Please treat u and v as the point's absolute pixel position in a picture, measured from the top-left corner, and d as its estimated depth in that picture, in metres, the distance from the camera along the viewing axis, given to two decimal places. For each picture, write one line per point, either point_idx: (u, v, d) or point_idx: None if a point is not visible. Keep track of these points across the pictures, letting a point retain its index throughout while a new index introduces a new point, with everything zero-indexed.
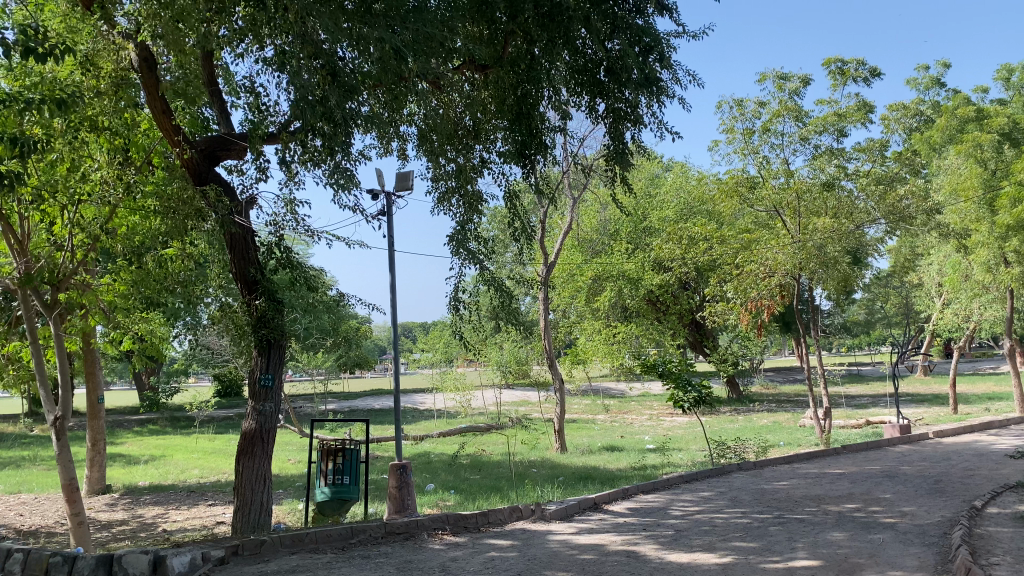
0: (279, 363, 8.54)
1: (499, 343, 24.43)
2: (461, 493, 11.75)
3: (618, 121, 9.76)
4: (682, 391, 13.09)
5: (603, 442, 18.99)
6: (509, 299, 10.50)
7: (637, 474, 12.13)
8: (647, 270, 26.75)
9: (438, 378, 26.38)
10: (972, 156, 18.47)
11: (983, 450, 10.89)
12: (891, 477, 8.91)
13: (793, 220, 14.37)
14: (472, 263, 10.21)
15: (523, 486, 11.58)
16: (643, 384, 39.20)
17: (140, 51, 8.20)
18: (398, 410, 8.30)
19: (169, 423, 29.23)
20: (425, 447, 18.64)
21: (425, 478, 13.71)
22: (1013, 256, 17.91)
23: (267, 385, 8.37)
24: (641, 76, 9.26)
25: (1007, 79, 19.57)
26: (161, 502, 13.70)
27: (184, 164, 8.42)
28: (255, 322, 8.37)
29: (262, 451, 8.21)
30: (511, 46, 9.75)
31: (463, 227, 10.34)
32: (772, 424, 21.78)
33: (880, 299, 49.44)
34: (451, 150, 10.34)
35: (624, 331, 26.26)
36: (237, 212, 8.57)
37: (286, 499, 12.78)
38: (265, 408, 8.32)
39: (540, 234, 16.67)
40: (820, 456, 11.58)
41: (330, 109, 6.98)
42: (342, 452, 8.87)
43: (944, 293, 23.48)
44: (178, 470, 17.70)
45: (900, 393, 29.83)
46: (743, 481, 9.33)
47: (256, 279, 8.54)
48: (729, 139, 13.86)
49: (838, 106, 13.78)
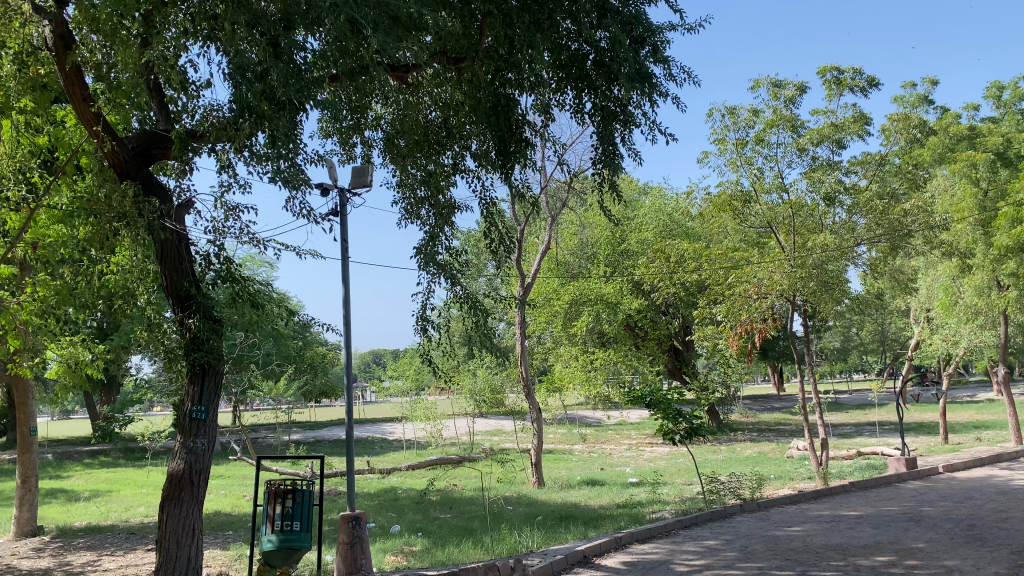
0: (214, 392, 7.32)
1: (473, 370, 23.21)
2: (430, 537, 10.53)
3: (608, 120, 8.78)
4: (673, 423, 11.96)
5: (583, 476, 17.79)
6: (484, 318, 9.44)
7: (625, 513, 10.99)
8: (626, 294, 25.67)
9: (408, 408, 25.05)
10: (966, 176, 17.58)
11: (1005, 488, 9.89)
12: (918, 521, 7.88)
13: (788, 238, 13.47)
14: (443, 278, 9.11)
15: (499, 528, 10.38)
16: (621, 413, 38.02)
17: (55, 27, 7.06)
18: (352, 441, 7.26)
19: (123, 455, 27.56)
20: (392, 482, 17.37)
21: (390, 519, 12.42)
22: (1008, 279, 17.20)
23: (199, 417, 7.16)
24: (635, 69, 8.30)
25: (998, 96, 18.89)
26: (95, 547, 12.28)
27: (108, 158, 7.24)
28: (187, 345, 7.19)
29: (191, 496, 6.99)
30: (487, 37, 8.74)
31: (432, 238, 9.32)
32: (757, 455, 20.80)
33: (855, 327, 48.96)
34: (421, 156, 9.59)
35: (602, 358, 25.11)
36: (169, 215, 7.40)
37: (234, 543, 11.46)
38: (196, 445, 7.10)
39: (519, 253, 15.57)
40: (826, 495, 10.54)
41: (274, 89, 5.99)
42: (292, 494, 7.61)
43: (933, 319, 22.68)
44: (121, 508, 16.20)
45: (885, 423, 28.92)
46: (749, 527, 8.24)
47: (190, 294, 7.36)
48: (719, 150, 12.99)
49: (835, 117, 12.97)
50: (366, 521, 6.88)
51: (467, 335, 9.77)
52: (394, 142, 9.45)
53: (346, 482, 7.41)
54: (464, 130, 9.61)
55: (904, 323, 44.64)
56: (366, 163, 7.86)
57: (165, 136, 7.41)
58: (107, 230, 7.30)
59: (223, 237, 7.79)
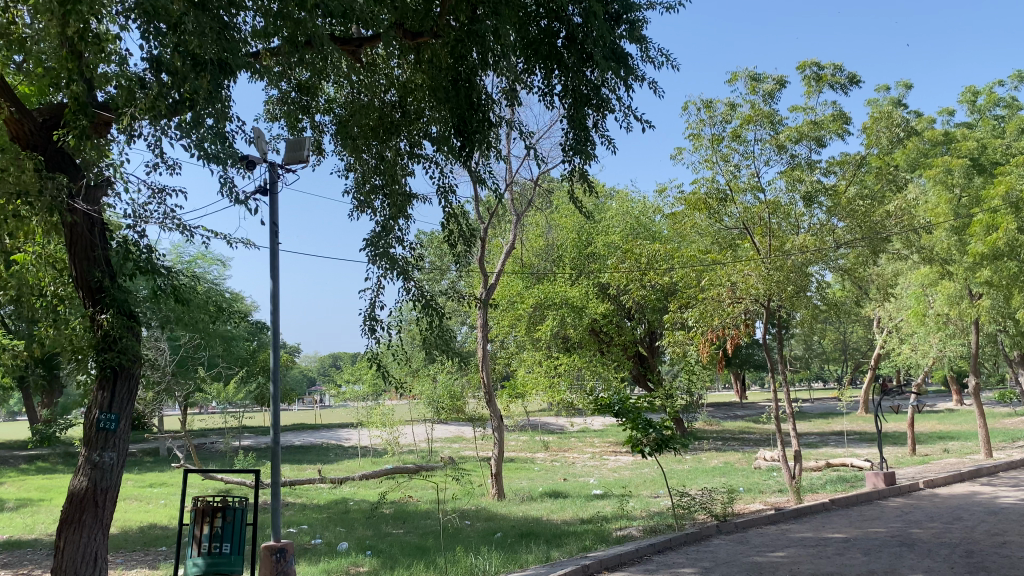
0: (127, 398, 6.46)
1: (432, 375, 22.25)
2: (380, 556, 9.68)
3: (579, 103, 8.08)
4: (643, 433, 11.11)
5: (544, 486, 17.03)
6: (441, 318, 8.67)
7: (590, 530, 10.28)
8: (592, 298, 24.99)
9: (364, 413, 24.09)
10: (942, 182, 16.99)
11: (993, 506, 9.33)
12: (911, 546, 7.21)
13: (763, 241, 12.89)
14: (394, 272, 8.35)
15: (454, 548, 9.53)
16: (584, 420, 37.51)
17: None
18: (280, 450, 6.55)
19: (63, 461, 26.19)
20: (343, 492, 16.48)
21: (338, 535, 11.54)
22: (981, 288, 16.81)
23: (109, 427, 6.27)
24: (609, 50, 7.63)
25: (973, 101, 18.50)
26: (10, 564, 11.19)
27: (12, 130, 6.38)
28: (97, 343, 6.35)
29: (94, 519, 6.11)
30: (447, 13, 7.96)
31: (384, 229, 8.51)
32: (723, 466, 20.28)
33: (818, 336, 49.03)
34: (374, 140, 8.77)
35: (566, 363, 24.36)
36: (78, 195, 6.50)
37: (163, 561, 10.45)
38: (102, 459, 6.22)
39: (482, 252, 14.67)
40: (807, 514, 9.88)
41: (189, 44, 5.28)
42: (222, 512, 6.73)
43: (901, 327, 22.35)
44: (49, 519, 15.04)
45: (849, 432, 28.66)
46: (727, 551, 7.52)
47: (102, 285, 6.50)
48: (694, 146, 12.38)
49: (814, 114, 12.46)
50: (291, 555, 6.77)
51: (423, 338, 9.01)
52: (346, 125, 8.63)
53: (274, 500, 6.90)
54: (422, 116, 8.86)
55: (865, 327, 44.71)
56: (301, 137, 7.39)
57: (61, 106, 6.54)
58: (6, 209, 6.39)
59: (144, 223, 6.98)
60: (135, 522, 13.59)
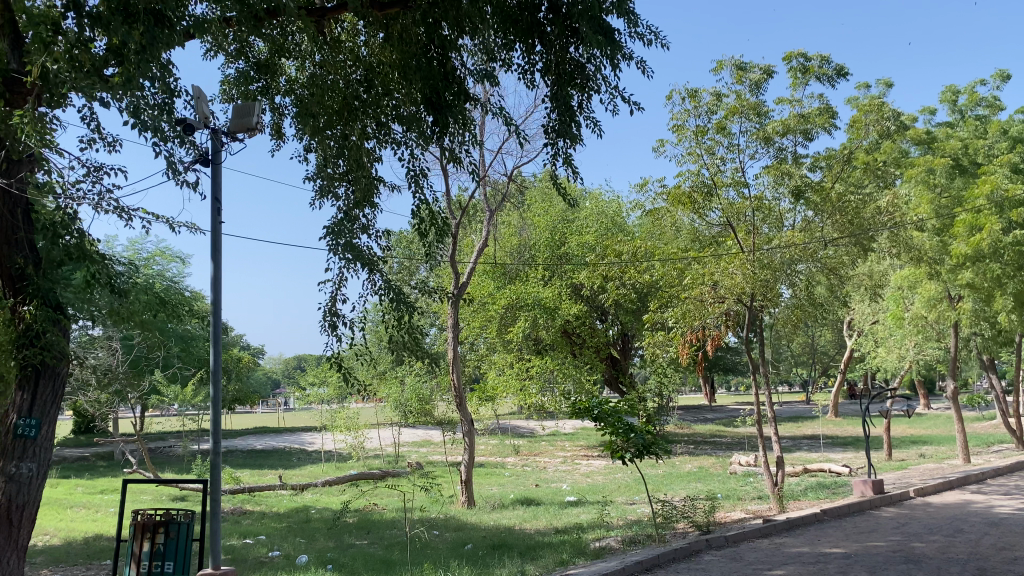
0: (50, 401, 6.10)
1: (400, 377, 21.51)
2: (342, 571, 8.95)
3: (563, 82, 7.48)
4: (624, 439, 10.48)
5: (516, 492, 16.39)
6: (409, 314, 8.01)
7: (566, 541, 9.67)
8: (564, 299, 24.51)
9: (328, 417, 23.28)
10: (923, 182, 16.58)
11: (991, 517, 8.91)
12: (918, 563, 6.68)
13: (747, 240, 12.36)
14: (358, 264, 7.70)
15: (422, 562, 8.89)
16: (554, 424, 36.96)
17: None
18: (220, 455, 6.08)
19: None
20: (305, 499, 15.72)
21: (296, 547, 10.77)
22: (962, 290, 16.51)
23: (28, 434, 5.93)
24: (597, 25, 7.03)
25: (954, 101, 18.20)
26: None
27: None
28: (18, 338, 5.97)
29: (6, 539, 5.79)
30: None
31: (347, 217, 7.85)
32: (698, 470, 19.86)
33: (789, 340, 49.18)
34: (338, 121, 8.04)
35: (538, 366, 23.51)
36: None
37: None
38: (19, 471, 5.89)
39: (453, 250, 13.79)
40: (797, 525, 9.34)
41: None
42: (164, 527, 5.96)
43: (878, 331, 22.11)
44: None
45: (822, 437, 28.45)
46: (719, 570, 6.92)
47: (24, 273, 6.11)
48: (677, 138, 11.85)
49: (801, 107, 12.00)
50: None
51: (389, 337, 8.33)
52: (309, 105, 7.92)
53: (214, 516, 6.21)
54: (391, 97, 8.15)
55: (834, 331, 44.86)
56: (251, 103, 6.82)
57: None
58: None
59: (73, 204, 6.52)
60: (79, 533, 12.66)
